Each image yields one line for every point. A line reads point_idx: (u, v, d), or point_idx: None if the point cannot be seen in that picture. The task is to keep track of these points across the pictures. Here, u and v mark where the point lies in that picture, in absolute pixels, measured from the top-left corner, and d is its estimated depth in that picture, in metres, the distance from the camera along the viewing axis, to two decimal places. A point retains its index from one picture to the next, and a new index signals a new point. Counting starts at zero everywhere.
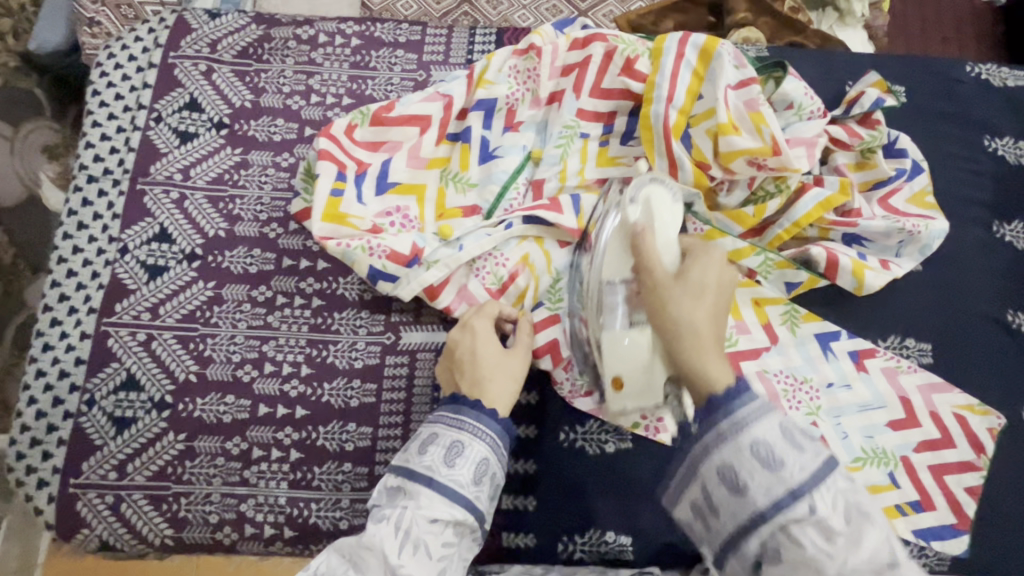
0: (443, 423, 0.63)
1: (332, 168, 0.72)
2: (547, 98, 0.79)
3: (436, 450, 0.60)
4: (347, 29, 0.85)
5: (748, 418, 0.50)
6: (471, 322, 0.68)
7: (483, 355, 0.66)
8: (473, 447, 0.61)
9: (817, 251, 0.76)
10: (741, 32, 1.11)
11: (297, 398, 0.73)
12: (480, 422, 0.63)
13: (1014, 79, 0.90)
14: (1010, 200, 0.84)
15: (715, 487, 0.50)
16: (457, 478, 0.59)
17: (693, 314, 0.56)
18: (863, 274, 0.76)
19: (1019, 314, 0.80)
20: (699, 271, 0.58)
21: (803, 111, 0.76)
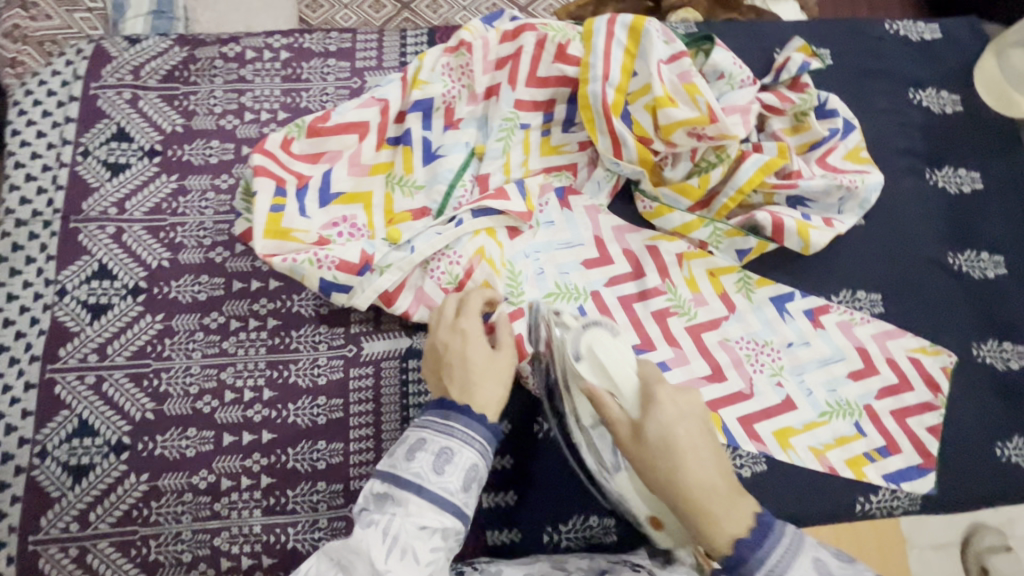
0: (431, 428, 0.59)
1: (269, 183, 0.70)
2: (484, 93, 0.79)
3: (425, 456, 0.56)
4: (275, 43, 0.83)
5: (785, 562, 0.49)
6: (460, 324, 0.65)
7: (473, 358, 0.63)
8: (463, 454, 0.57)
9: (761, 217, 0.78)
10: (680, 13, 1.15)
11: (262, 422, 0.71)
12: (470, 427, 0.59)
13: (930, 32, 0.93)
14: (938, 148, 0.88)
15: None
16: (447, 485, 0.56)
17: (671, 472, 0.55)
18: (809, 234, 0.78)
19: (959, 255, 0.84)
20: (656, 424, 0.56)
21: (734, 80, 0.76)
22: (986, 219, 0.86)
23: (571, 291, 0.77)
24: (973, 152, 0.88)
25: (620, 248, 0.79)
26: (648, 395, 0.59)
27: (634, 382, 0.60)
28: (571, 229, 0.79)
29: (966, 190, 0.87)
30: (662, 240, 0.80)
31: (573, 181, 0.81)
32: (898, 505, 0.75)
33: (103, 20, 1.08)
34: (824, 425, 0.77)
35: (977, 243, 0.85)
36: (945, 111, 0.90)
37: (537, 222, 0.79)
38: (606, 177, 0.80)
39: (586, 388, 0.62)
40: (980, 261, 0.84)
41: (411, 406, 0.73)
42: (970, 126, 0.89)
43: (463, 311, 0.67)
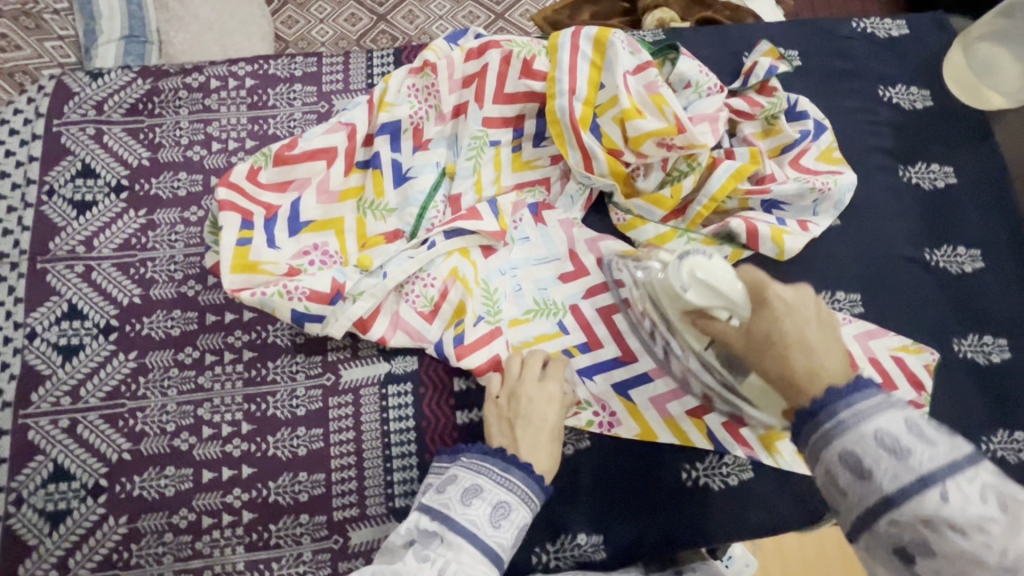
0: (491, 477, 0.61)
1: (235, 218, 0.70)
2: (451, 112, 0.78)
3: (483, 505, 0.59)
4: (239, 70, 0.82)
5: (870, 409, 0.44)
6: (549, 387, 0.69)
7: (551, 423, 0.67)
8: (520, 511, 0.60)
9: (735, 225, 0.77)
10: (657, 14, 1.17)
11: (242, 457, 0.70)
12: (531, 486, 0.62)
13: (897, 28, 0.94)
14: (909, 144, 0.89)
15: (836, 473, 0.44)
16: (500, 540, 0.58)
17: (778, 363, 0.53)
18: (783, 239, 0.78)
19: (936, 251, 0.84)
20: (762, 322, 0.55)
21: (701, 88, 0.75)
22: (962, 213, 0.86)
23: (549, 307, 0.77)
24: (944, 146, 0.89)
25: (594, 259, 0.79)
26: (756, 303, 0.57)
27: (742, 293, 0.58)
28: (546, 244, 0.79)
29: (940, 185, 0.87)
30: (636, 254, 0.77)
31: (547, 196, 0.81)
32: None
33: (76, 47, 1.10)
34: None
35: (953, 238, 0.85)
36: (915, 107, 0.90)
37: (512, 239, 0.78)
38: (578, 191, 0.80)
39: (691, 309, 0.64)
40: (957, 256, 0.84)
41: (392, 432, 0.72)
42: (940, 121, 0.90)
43: (542, 373, 0.70)
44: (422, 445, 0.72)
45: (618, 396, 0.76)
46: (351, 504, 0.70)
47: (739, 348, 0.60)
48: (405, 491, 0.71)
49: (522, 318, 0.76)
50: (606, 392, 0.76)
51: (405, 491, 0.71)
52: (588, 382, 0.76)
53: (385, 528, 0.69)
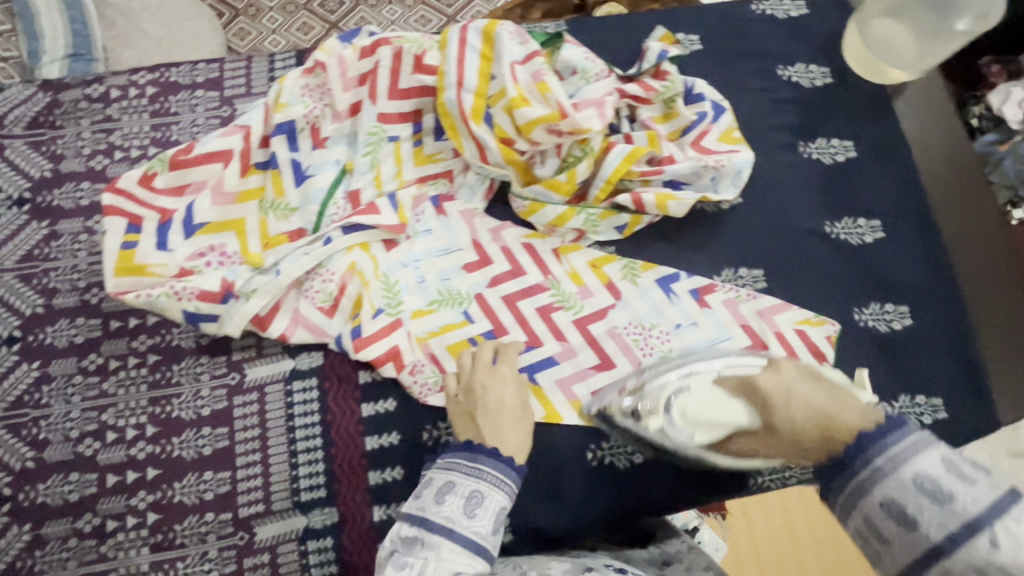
0: (461, 472, 0.65)
1: (121, 222, 0.71)
2: (348, 110, 0.79)
3: (456, 499, 0.63)
4: (140, 79, 0.83)
5: (904, 455, 0.58)
6: (499, 368, 0.73)
7: (509, 404, 0.71)
8: (492, 497, 0.64)
9: (622, 198, 0.79)
10: (604, 9, 1.23)
11: (147, 459, 0.71)
12: (498, 471, 0.65)
13: (795, 9, 0.95)
14: (811, 121, 0.90)
15: (884, 521, 0.57)
16: (478, 529, 0.62)
17: (809, 432, 0.65)
18: (667, 205, 0.79)
19: (836, 224, 0.86)
20: (781, 419, 0.67)
21: (588, 75, 0.77)
22: (863, 186, 0.88)
23: (453, 297, 0.78)
24: (846, 121, 0.91)
25: (497, 246, 0.81)
26: (755, 403, 0.70)
27: (739, 407, 0.71)
28: (448, 235, 0.80)
29: (840, 159, 0.89)
30: (536, 238, 0.82)
31: (449, 188, 0.82)
32: (789, 477, 0.77)
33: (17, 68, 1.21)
34: None
35: (853, 211, 0.87)
36: (815, 84, 0.92)
37: (414, 231, 0.79)
38: (477, 180, 0.81)
39: (711, 434, 0.72)
40: (857, 228, 0.86)
41: (298, 428, 0.73)
42: (841, 97, 0.92)
43: (491, 359, 0.74)
44: (328, 439, 0.73)
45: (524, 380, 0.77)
46: (256, 500, 0.70)
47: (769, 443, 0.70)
48: (311, 485, 0.71)
49: (426, 309, 0.77)
50: None
51: (311, 485, 0.71)
52: None
53: (291, 522, 0.70)
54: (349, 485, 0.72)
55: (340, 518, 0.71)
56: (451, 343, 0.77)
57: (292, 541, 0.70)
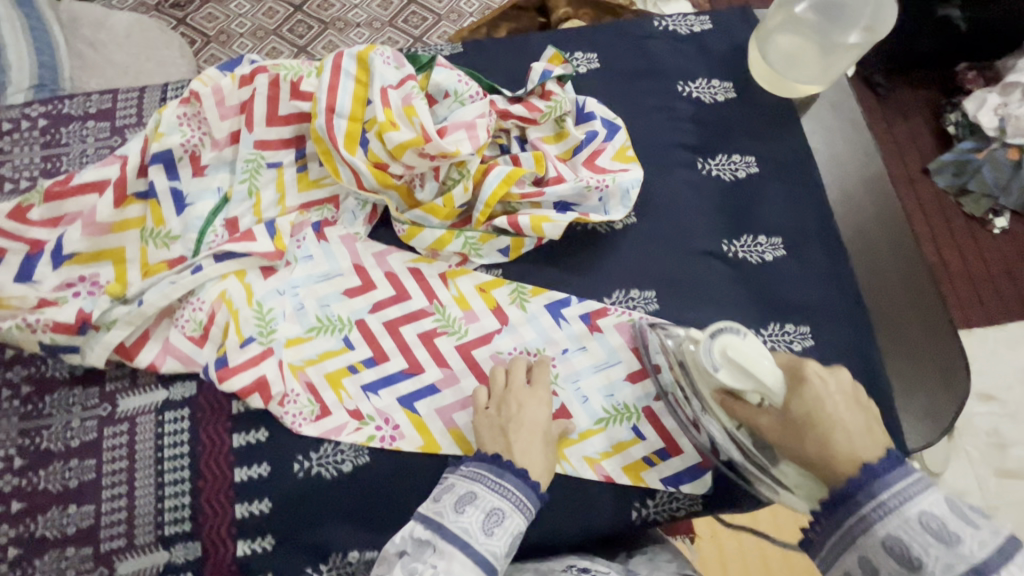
0: (485, 484, 0.65)
1: None
2: (227, 138, 0.79)
3: (475, 513, 0.63)
4: (32, 111, 0.84)
5: (910, 492, 0.52)
6: (538, 390, 0.72)
7: (542, 427, 0.70)
8: (512, 519, 0.63)
9: (499, 220, 0.77)
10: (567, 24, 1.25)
11: (12, 493, 0.70)
12: (524, 493, 0.65)
13: (699, 24, 0.94)
14: (712, 137, 0.88)
15: (885, 560, 0.52)
16: (492, 548, 0.62)
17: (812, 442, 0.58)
18: (542, 226, 0.77)
19: (733, 242, 0.83)
20: (800, 402, 0.59)
21: (462, 97, 0.77)
22: (765, 203, 0.85)
23: (332, 323, 0.77)
24: (749, 137, 0.88)
25: (380, 272, 0.79)
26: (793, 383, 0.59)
27: (776, 381, 0.58)
28: (329, 260, 0.79)
29: (742, 176, 0.87)
30: (422, 263, 0.80)
31: (335, 214, 0.81)
32: (679, 507, 0.73)
33: None
34: (600, 433, 0.75)
35: (754, 228, 0.84)
36: (717, 100, 0.90)
37: (294, 258, 0.78)
38: (359, 205, 0.81)
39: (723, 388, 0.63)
40: (757, 246, 0.83)
41: (166, 460, 0.72)
42: (744, 112, 0.90)
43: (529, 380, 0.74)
44: (196, 470, 0.72)
45: (403, 409, 0.75)
46: (118, 535, 0.69)
47: (770, 432, 0.61)
48: (175, 519, 0.70)
49: (304, 336, 0.76)
50: (390, 405, 0.75)
51: (175, 519, 0.70)
52: (372, 397, 0.75)
53: (153, 556, 0.69)
54: (214, 519, 0.70)
55: (204, 552, 0.69)
56: (329, 372, 0.75)
57: None
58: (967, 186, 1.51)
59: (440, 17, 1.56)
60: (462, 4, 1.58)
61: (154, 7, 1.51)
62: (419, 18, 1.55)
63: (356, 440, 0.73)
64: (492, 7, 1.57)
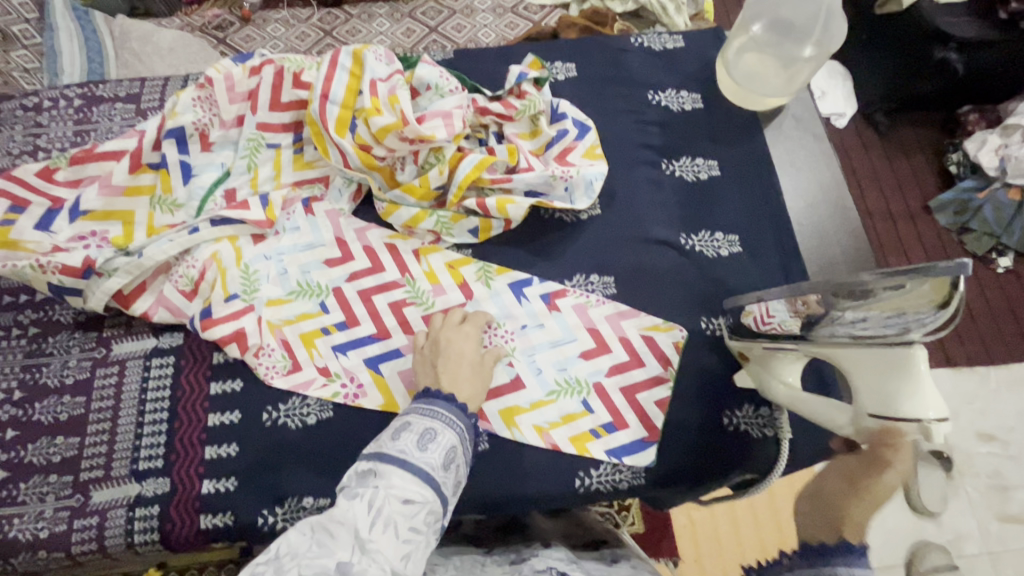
0: (416, 412, 0.66)
1: (5, 203, 0.81)
2: (234, 120, 0.89)
3: (409, 435, 0.62)
4: (71, 93, 0.96)
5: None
6: (466, 326, 0.78)
7: (469, 357, 0.75)
8: (445, 434, 0.64)
9: (468, 201, 0.84)
10: None
11: (8, 421, 0.77)
12: (452, 412, 0.67)
13: (673, 42, 1.02)
14: (677, 141, 0.95)
15: None
16: (429, 461, 0.61)
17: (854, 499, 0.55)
18: (506, 208, 0.84)
19: (692, 236, 0.88)
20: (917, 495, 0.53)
21: (441, 90, 0.86)
22: (723, 201, 0.90)
23: (311, 288, 0.84)
24: (712, 142, 0.94)
25: (360, 245, 0.86)
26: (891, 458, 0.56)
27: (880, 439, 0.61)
28: (314, 232, 0.86)
29: (703, 177, 0.92)
30: (399, 239, 0.87)
31: (324, 192, 0.89)
32: (621, 479, 0.76)
33: (39, 55, 1.31)
34: (551, 404, 0.79)
35: (712, 225, 0.89)
36: (684, 108, 0.97)
37: (283, 228, 0.86)
38: (345, 184, 0.89)
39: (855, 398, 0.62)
40: (713, 241, 0.88)
41: (149, 400, 0.78)
42: (709, 120, 0.96)
43: (461, 319, 0.79)
44: (174, 413, 0.77)
45: (368, 369, 0.80)
46: (96, 466, 0.75)
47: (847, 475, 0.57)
48: (149, 455, 0.75)
49: (284, 298, 0.83)
50: (357, 365, 0.80)
51: (150, 455, 0.75)
52: (341, 357, 0.81)
53: (125, 489, 0.74)
54: (184, 457, 0.75)
55: (171, 487, 0.74)
56: (304, 331, 0.82)
57: (121, 507, 0.73)
58: (968, 225, 1.53)
59: (459, 46, 1.70)
60: (480, 34, 1.71)
61: (198, 27, 1.67)
62: (438, 45, 1.69)
63: (322, 396, 0.78)
64: (507, 38, 1.70)
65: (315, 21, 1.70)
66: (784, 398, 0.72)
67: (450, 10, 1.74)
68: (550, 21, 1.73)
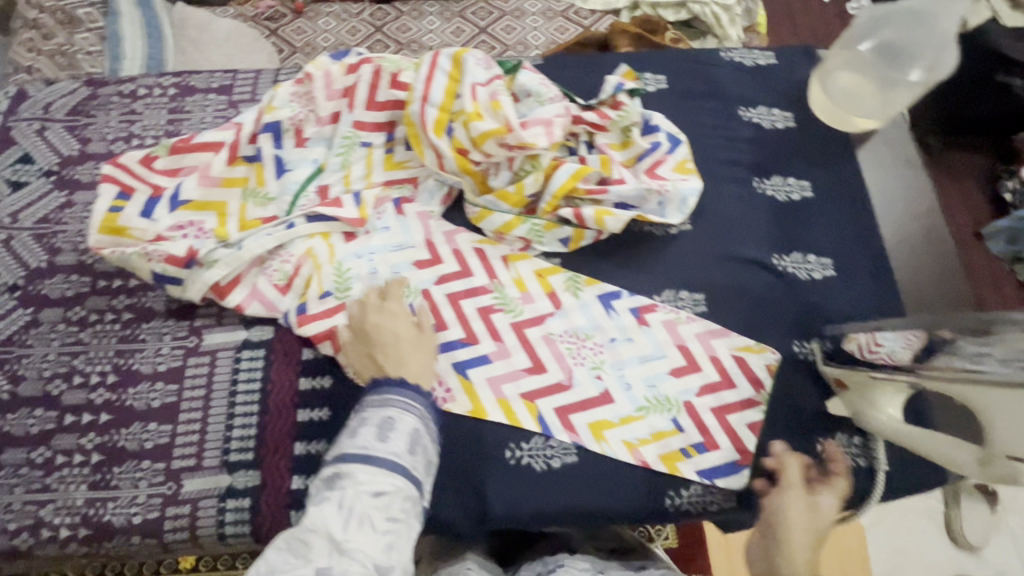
0: (371, 406, 0.66)
1: (114, 189, 0.82)
2: (330, 117, 0.89)
3: (369, 429, 0.62)
4: (165, 82, 0.97)
5: None
6: (387, 305, 0.77)
7: (403, 335, 0.75)
8: (403, 420, 0.64)
9: (564, 211, 0.84)
10: None
11: (102, 405, 0.78)
12: (406, 395, 0.67)
13: (764, 58, 1.01)
14: (768, 159, 0.93)
15: None
16: (392, 449, 0.61)
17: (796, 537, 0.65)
18: (604, 220, 0.83)
19: (784, 257, 0.86)
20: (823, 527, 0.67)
21: (542, 97, 0.86)
22: (815, 224, 0.89)
23: (401, 289, 0.84)
24: (803, 163, 0.93)
25: (449, 248, 0.86)
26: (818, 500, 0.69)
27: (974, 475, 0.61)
28: (404, 233, 0.86)
29: (795, 198, 0.91)
30: (487, 244, 0.87)
31: (413, 192, 0.89)
32: (711, 501, 0.75)
33: (98, 36, 1.35)
34: (641, 420, 0.78)
35: (804, 247, 0.87)
36: (775, 126, 0.95)
37: (373, 227, 0.86)
38: (437, 187, 0.89)
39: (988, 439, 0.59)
40: (806, 263, 0.86)
41: (240, 392, 0.78)
42: (800, 140, 0.95)
43: (380, 299, 0.78)
44: (265, 406, 0.78)
45: (456, 374, 0.80)
46: (189, 454, 0.75)
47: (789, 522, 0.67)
48: (241, 447, 0.76)
49: None
50: (445, 369, 0.80)
51: (241, 447, 0.76)
52: None
53: (216, 479, 0.74)
54: (274, 451, 0.76)
55: (262, 481, 0.74)
56: None
57: (213, 497, 0.74)
58: None
59: (507, 48, 1.68)
60: (529, 37, 1.70)
61: (252, 18, 1.69)
62: (487, 46, 1.68)
63: None
64: (557, 43, 1.69)
65: (366, 17, 1.71)
66: (889, 427, 0.70)
67: (501, 11, 1.73)
68: (600, 27, 1.71)
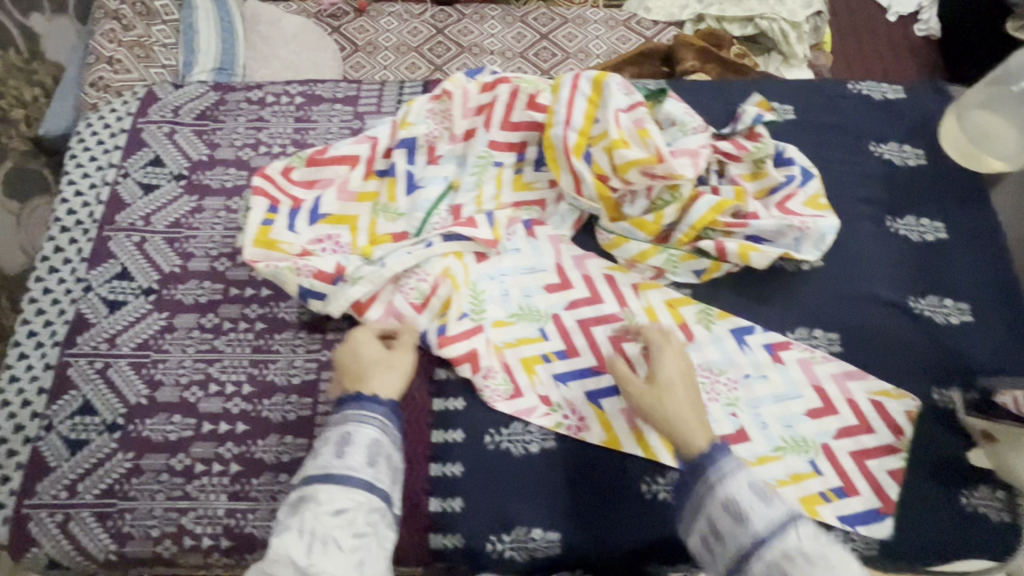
0: (330, 426, 0.67)
1: (264, 202, 0.83)
2: (463, 134, 0.89)
3: (326, 448, 0.64)
4: (292, 90, 0.98)
5: (729, 471, 0.64)
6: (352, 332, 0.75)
7: (365, 355, 0.73)
8: (360, 432, 0.65)
9: (705, 243, 0.83)
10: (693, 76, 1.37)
11: (238, 415, 0.78)
12: (365, 408, 0.67)
13: (893, 92, 0.99)
14: (900, 197, 0.91)
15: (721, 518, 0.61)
16: (351, 464, 0.62)
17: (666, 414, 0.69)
18: (749, 255, 0.83)
19: (921, 300, 0.85)
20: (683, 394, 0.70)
21: (686, 127, 0.85)
22: (951, 267, 0.87)
23: (532, 313, 0.83)
24: (937, 203, 0.91)
25: (579, 273, 0.85)
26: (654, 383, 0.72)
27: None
28: (535, 256, 0.86)
29: (930, 239, 0.89)
30: (618, 271, 0.86)
31: (541, 215, 0.89)
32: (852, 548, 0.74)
33: (173, 29, 1.34)
34: (778, 460, 0.77)
35: (941, 290, 0.85)
36: (908, 164, 0.94)
37: (504, 248, 0.86)
38: (569, 211, 0.88)
39: None
40: (943, 308, 0.85)
41: None
42: (933, 179, 0.92)
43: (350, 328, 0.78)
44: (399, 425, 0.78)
45: (589, 403, 0.79)
46: None
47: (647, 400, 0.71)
48: None
49: (506, 320, 0.82)
50: (578, 397, 0.80)
51: None
52: (562, 387, 0.80)
53: None
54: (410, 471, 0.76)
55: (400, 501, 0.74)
56: (525, 356, 0.81)
57: None
58: None
59: (570, 56, 1.53)
60: (591, 45, 1.55)
61: (314, 15, 1.59)
62: (549, 53, 1.53)
63: (547, 425, 0.78)
64: (618, 53, 1.52)
65: (427, 17, 1.59)
66: None
67: (563, 18, 1.58)
68: (664, 38, 1.55)
